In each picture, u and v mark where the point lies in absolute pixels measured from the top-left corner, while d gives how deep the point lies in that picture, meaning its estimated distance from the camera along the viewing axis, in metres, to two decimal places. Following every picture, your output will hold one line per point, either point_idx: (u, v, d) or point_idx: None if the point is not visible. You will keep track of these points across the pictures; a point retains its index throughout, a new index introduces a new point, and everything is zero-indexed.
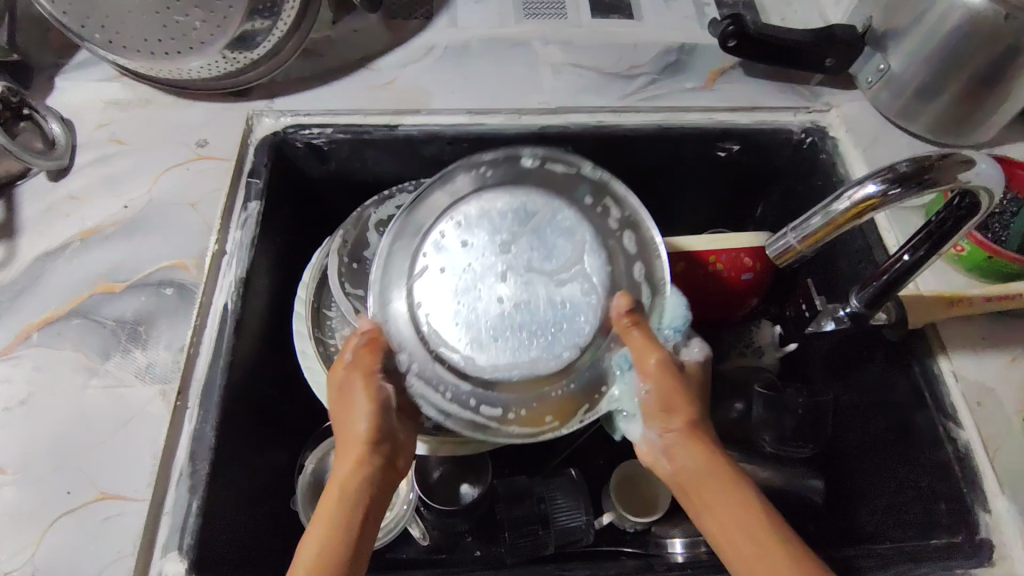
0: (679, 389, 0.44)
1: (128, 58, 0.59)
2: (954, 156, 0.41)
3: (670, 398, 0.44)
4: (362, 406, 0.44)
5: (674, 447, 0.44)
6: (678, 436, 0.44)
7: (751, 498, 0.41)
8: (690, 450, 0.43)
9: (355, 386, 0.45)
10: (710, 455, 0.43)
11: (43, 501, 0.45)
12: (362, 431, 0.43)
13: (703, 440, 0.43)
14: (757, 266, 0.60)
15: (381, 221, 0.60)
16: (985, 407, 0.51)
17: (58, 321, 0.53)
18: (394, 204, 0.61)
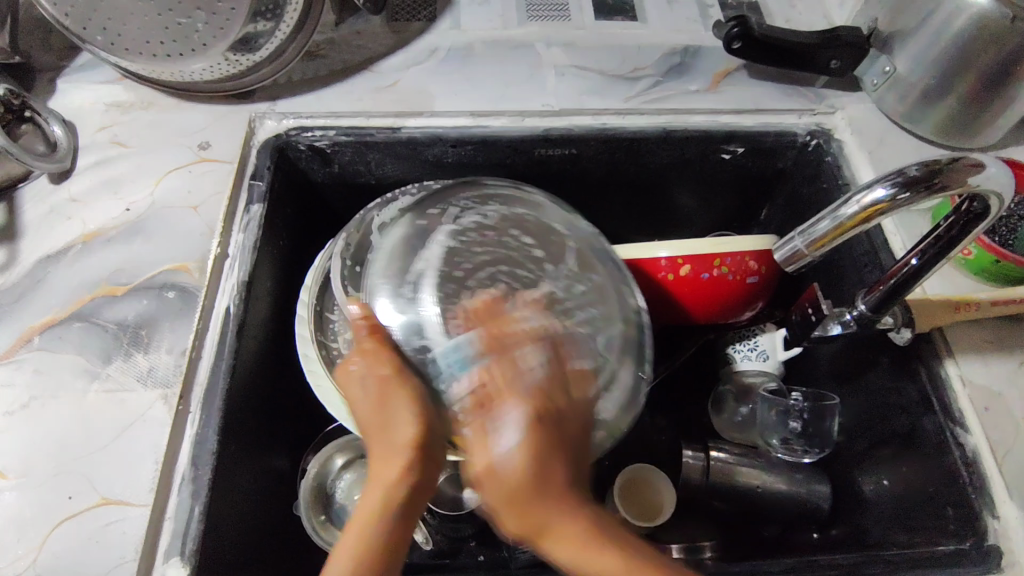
0: (550, 496, 0.36)
1: (131, 60, 0.59)
2: (964, 159, 0.40)
3: (509, 465, 0.37)
4: (405, 413, 0.42)
5: (552, 522, 0.36)
6: (555, 510, 0.36)
7: (612, 544, 0.36)
8: (541, 517, 0.36)
9: (391, 391, 0.43)
10: (554, 504, 0.36)
11: (44, 506, 0.45)
12: (402, 437, 0.41)
13: (565, 523, 0.36)
14: (762, 269, 0.60)
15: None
16: (993, 411, 0.50)
17: (59, 324, 0.52)
18: (397, 206, 0.61)
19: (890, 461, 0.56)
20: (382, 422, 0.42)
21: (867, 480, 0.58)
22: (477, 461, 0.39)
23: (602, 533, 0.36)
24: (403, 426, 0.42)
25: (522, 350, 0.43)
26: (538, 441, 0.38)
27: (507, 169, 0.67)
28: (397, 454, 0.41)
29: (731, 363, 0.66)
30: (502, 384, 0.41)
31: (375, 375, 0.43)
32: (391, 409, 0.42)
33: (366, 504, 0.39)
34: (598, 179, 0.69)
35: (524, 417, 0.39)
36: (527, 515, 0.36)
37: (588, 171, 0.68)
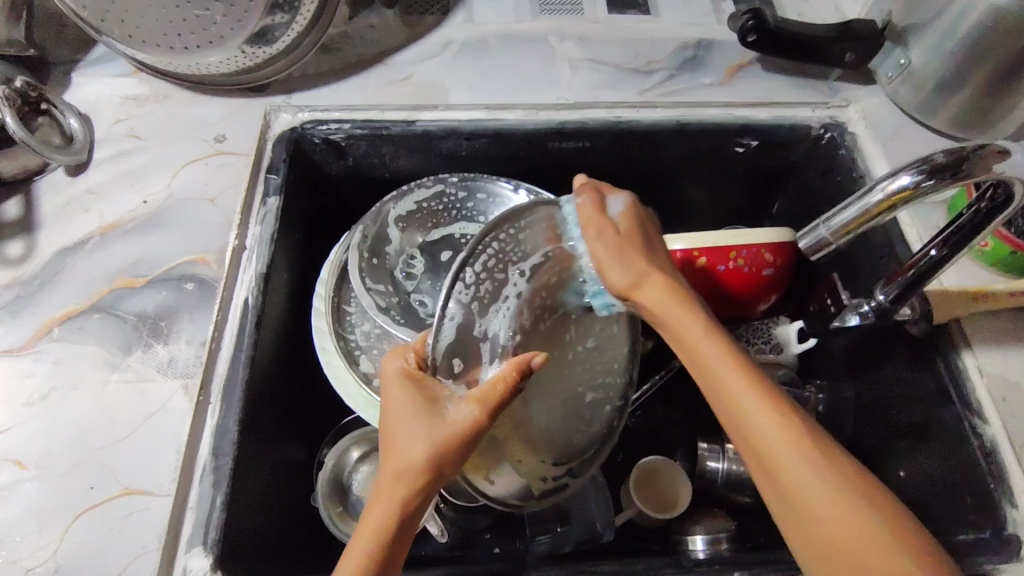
0: (637, 246, 0.45)
1: (148, 53, 0.59)
2: (991, 147, 0.40)
3: (620, 267, 0.43)
4: (427, 437, 0.38)
5: (656, 297, 0.43)
6: (656, 282, 0.43)
7: (774, 411, 0.38)
8: (733, 388, 0.39)
9: (424, 408, 0.39)
10: (699, 333, 0.41)
11: (67, 495, 0.45)
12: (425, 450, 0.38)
13: (708, 351, 0.40)
14: (778, 262, 0.60)
15: (401, 216, 0.61)
16: (1011, 401, 0.50)
17: (79, 315, 0.52)
18: (412, 200, 0.61)
19: (907, 452, 0.56)
20: (407, 430, 0.39)
21: (882, 473, 0.58)
22: (585, 230, 0.45)
23: (766, 387, 0.39)
24: (419, 445, 0.38)
25: (625, 201, 0.46)
26: (667, 278, 0.44)
27: (522, 162, 0.67)
28: (409, 473, 0.38)
29: None
30: (625, 217, 0.46)
31: (455, 409, 0.38)
32: (438, 429, 0.38)
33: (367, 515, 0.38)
34: (612, 172, 0.69)
35: (628, 204, 0.46)
36: (621, 242, 0.44)
37: (601, 164, 0.67)
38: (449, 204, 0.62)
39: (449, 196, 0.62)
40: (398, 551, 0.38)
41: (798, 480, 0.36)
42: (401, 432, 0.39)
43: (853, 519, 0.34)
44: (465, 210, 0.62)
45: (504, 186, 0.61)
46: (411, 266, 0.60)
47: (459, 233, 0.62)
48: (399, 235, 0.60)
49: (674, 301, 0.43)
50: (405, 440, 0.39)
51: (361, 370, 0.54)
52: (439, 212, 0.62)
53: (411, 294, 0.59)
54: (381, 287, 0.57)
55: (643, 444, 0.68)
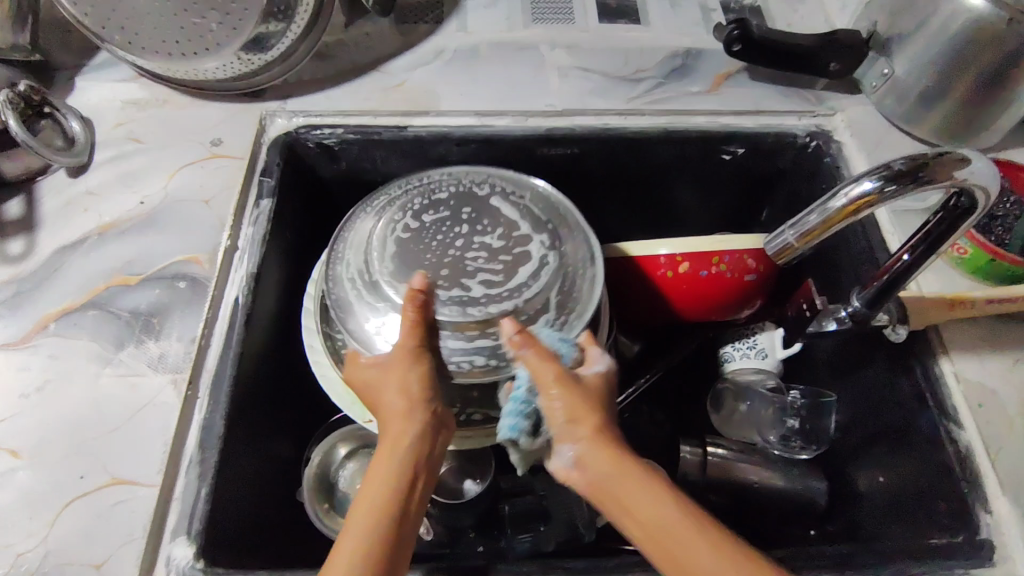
0: (597, 437, 0.41)
1: (149, 59, 0.61)
2: (950, 154, 0.41)
3: (578, 416, 0.42)
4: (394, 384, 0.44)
5: (601, 466, 0.40)
6: (593, 442, 0.41)
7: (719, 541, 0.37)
8: (684, 538, 0.37)
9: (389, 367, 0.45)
10: (632, 482, 0.39)
11: (57, 484, 0.47)
12: (402, 402, 0.44)
13: (653, 513, 0.38)
14: (760, 267, 0.60)
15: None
16: (986, 408, 0.51)
17: (74, 312, 0.54)
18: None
19: (885, 458, 0.56)
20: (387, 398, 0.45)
21: (862, 477, 0.59)
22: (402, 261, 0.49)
23: (706, 527, 0.38)
24: (399, 387, 0.44)
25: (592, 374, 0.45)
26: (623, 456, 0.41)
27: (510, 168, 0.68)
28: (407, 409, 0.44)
29: (728, 362, 0.66)
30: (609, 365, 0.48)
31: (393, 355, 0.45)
32: (398, 372, 0.44)
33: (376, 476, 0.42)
34: (600, 179, 0.69)
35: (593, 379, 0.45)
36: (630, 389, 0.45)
37: (590, 171, 0.68)
38: None
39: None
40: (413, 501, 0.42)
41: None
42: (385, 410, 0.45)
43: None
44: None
45: None
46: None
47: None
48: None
49: (617, 471, 0.40)
50: (388, 390, 0.44)
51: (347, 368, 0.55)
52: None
53: None
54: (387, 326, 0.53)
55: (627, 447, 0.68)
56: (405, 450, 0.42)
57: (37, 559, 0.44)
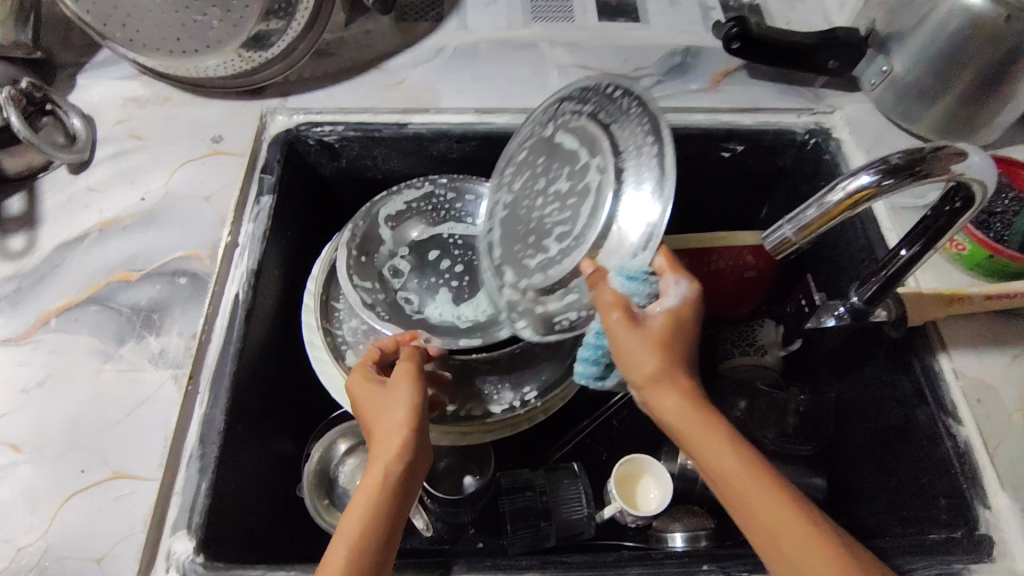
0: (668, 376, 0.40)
1: (150, 57, 0.61)
2: (946, 148, 0.41)
3: (641, 359, 0.40)
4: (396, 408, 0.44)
5: (669, 404, 0.40)
6: (664, 384, 0.40)
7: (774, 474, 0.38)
8: (746, 485, 0.37)
9: (394, 390, 0.46)
10: (702, 425, 0.39)
11: (58, 478, 0.47)
12: (408, 419, 0.43)
13: (719, 455, 0.38)
14: (760, 264, 0.61)
15: (390, 216, 0.63)
16: (985, 404, 0.51)
17: (75, 307, 0.54)
18: (401, 200, 0.63)
19: (884, 454, 0.56)
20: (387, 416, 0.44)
21: (861, 473, 0.59)
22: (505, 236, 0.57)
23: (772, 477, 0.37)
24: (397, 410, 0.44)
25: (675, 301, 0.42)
26: (688, 388, 0.40)
27: None
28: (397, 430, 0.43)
29: (727, 358, 0.66)
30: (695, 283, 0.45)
31: (400, 377, 0.46)
32: (404, 392, 0.45)
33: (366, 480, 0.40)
34: None
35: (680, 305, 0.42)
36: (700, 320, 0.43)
37: None
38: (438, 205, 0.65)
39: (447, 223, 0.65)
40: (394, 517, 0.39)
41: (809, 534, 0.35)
42: (383, 425, 0.44)
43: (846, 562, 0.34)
44: (454, 210, 0.64)
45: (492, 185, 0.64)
46: (397, 263, 0.62)
47: (444, 233, 0.65)
48: (390, 234, 0.63)
49: (685, 412, 0.39)
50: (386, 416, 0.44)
51: (347, 365, 0.55)
52: (428, 212, 0.64)
53: (398, 291, 0.61)
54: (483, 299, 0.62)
55: (627, 444, 0.68)
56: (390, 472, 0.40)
57: (38, 552, 0.44)
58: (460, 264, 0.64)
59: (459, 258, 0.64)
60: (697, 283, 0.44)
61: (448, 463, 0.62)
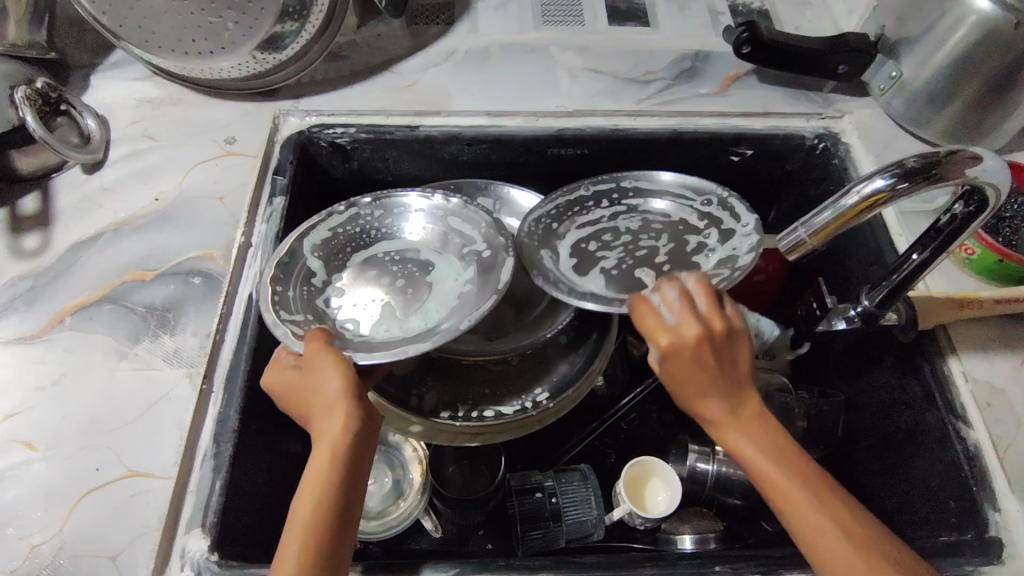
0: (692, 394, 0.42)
1: (164, 57, 0.62)
2: (961, 152, 0.42)
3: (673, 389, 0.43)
4: (327, 390, 0.42)
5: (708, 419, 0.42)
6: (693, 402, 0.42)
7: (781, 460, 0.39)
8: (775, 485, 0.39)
9: (317, 372, 0.42)
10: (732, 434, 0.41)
11: (73, 476, 0.47)
12: (342, 391, 0.41)
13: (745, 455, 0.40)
14: (768, 269, 0.65)
15: (317, 244, 0.54)
16: (995, 407, 0.51)
17: (89, 306, 0.55)
18: (326, 227, 0.55)
19: (895, 457, 0.56)
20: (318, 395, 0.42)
21: (872, 477, 0.59)
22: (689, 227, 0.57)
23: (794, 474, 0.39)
24: (329, 391, 0.41)
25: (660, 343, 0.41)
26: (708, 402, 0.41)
27: (520, 168, 0.68)
28: (335, 411, 0.41)
29: None
30: (686, 319, 0.41)
31: (320, 358, 0.43)
32: (323, 371, 0.42)
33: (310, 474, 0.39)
34: None
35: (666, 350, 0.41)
36: (680, 366, 0.41)
37: (600, 172, 0.69)
38: (367, 226, 0.57)
39: (544, 219, 0.57)
40: (344, 514, 0.39)
41: (805, 514, 0.37)
42: (321, 401, 0.42)
43: (837, 539, 0.36)
44: (384, 227, 0.57)
45: (511, 192, 0.64)
46: (334, 291, 0.53)
47: (384, 253, 0.56)
48: (322, 262, 0.54)
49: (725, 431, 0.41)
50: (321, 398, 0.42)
51: None
52: (358, 235, 0.57)
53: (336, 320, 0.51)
54: (429, 304, 0.52)
55: (635, 446, 0.69)
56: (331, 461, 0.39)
57: (54, 549, 0.44)
58: (399, 278, 0.54)
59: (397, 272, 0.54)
60: (665, 342, 0.40)
61: (456, 467, 0.63)
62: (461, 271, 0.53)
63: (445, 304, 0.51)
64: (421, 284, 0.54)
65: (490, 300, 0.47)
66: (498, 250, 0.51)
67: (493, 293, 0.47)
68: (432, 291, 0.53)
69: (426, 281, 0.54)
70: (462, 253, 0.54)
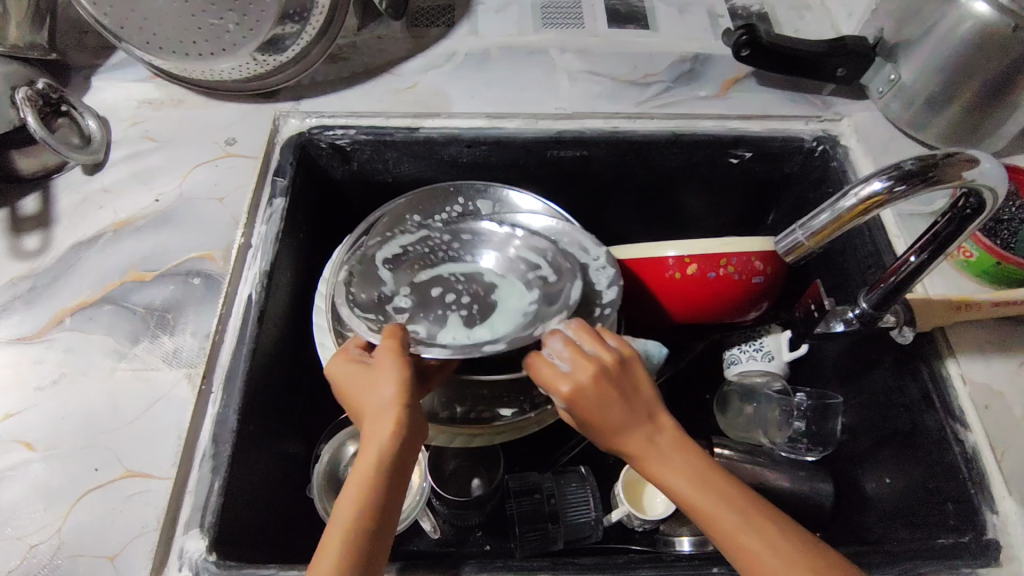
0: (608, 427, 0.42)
1: (164, 59, 0.62)
2: (958, 155, 0.42)
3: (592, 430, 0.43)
4: (383, 387, 0.43)
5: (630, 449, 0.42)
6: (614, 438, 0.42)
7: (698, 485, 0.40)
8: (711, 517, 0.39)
9: (378, 371, 0.43)
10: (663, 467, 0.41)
11: (71, 476, 0.47)
12: (397, 394, 0.42)
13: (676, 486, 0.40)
14: (768, 269, 0.61)
15: (388, 258, 0.58)
16: (993, 410, 0.51)
17: (89, 307, 0.55)
18: (396, 244, 0.59)
19: (892, 459, 0.56)
20: (369, 397, 0.43)
21: (870, 479, 0.59)
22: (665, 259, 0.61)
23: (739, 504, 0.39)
24: (385, 390, 0.42)
25: (564, 385, 0.42)
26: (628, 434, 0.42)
27: (520, 170, 0.68)
28: (388, 409, 0.42)
29: (735, 364, 0.67)
30: (580, 363, 0.42)
31: (385, 357, 0.44)
32: (386, 371, 0.43)
33: (357, 469, 0.40)
34: (609, 182, 0.70)
35: (569, 390, 0.42)
36: (587, 408, 0.42)
37: (599, 174, 0.69)
38: (434, 246, 0.60)
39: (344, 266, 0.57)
40: (387, 513, 0.40)
41: (741, 541, 0.37)
42: (373, 399, 0.43)
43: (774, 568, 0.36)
44: (453, 252, 0.60)
45: (510, 195, 0.63)
46: (398, 300, 0.56)
47: (447, 272, 0.59)
48: (390, 275, 0.58)
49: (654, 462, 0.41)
50: (373, 398, 0.43)
51: None
52: (423, 256, 0.59)
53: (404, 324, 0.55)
54: (495, 323, 0.55)
55: None
56: (382, 458, 0.40)
57: (53, 550, 0.44)
58: (466, 295, 0.58)
59: (463, 289, 0.58)
60: (567, 385, 0.42)
61: (454, 467, 0.62)
62: (526, 292, 0.57)
63: (509, 321, 0.55)
64: (487, 303, 0.57)
65: (557, 314, 0.51)
66: (564, 274, 0.55)
67: (562, 309, 0.51)
68: (496, 309, 0.56)
69: (490, 300, 0.57)
70: (526, 275, 0.57)
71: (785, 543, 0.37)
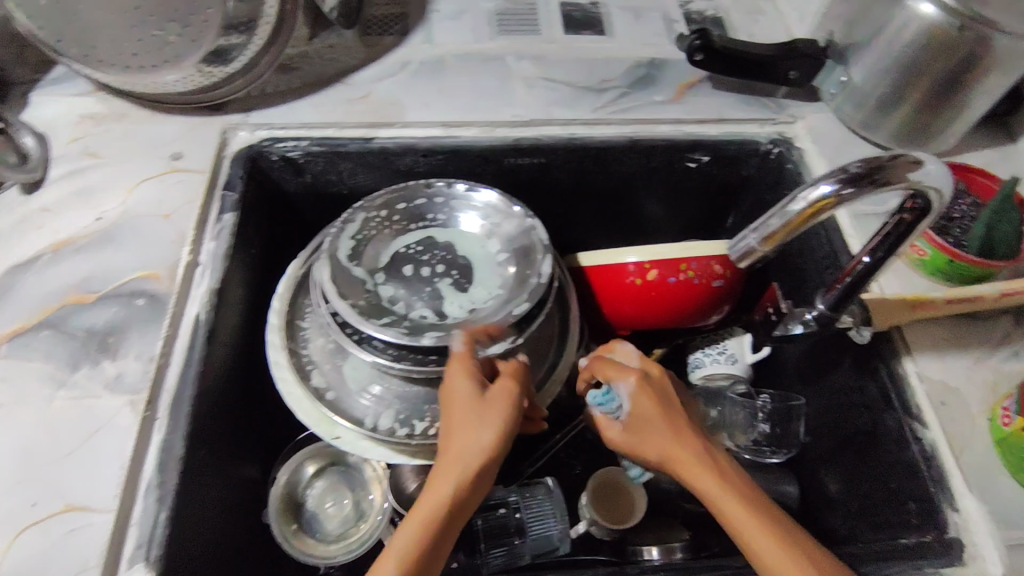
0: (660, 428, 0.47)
1: (104, 72, 0.60)
2: (903, 157, 0.42)
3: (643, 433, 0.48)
4: (486, 426, 0.45)
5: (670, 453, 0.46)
6: (664, 436, 0.47)
7: (740, 494, 0.43)
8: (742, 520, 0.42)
9: (480, 409, 0.46)
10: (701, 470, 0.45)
11: (6, 514, 0.45)
12: (493, 439, 0.45)
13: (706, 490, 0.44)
14: (728, 273, 0.61)
15: (350, 255, 0.57)
16: (950, 406, 0.51)
17: (27, 332, 0.52)
18: (349, 237, 0.58)
19: (855, 459, 0.57)
20: (474, 428, 0.45)
21: (832, 480, 0.59)
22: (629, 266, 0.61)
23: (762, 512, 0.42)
24: (487, 428, 0.45)
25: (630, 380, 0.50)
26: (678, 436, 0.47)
27: (479, 179, 0.68)
28: (480, 449, 0.44)
29: (700, 367, 0.67)
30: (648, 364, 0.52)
31: (498, 392, 0.46)
32: (496, 412, 0.46)
33: (431, 497, 0.43)
34: (569, 187, 0.69)
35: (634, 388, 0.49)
36: (646, 402, 0.49)
37: (558, 180, 0.68)
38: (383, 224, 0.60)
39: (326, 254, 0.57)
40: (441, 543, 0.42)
41: (767, 546, 0.40)
42: (464, 428, 0.45)
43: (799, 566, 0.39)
44: (398, 227, 0.60)
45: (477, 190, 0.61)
46: (386, 292, 0.57)
47: (405, 246, 0.60)
48: (362, 270, 0.57)
49: (692, 465, 0.45)
50: (466, 430, 0.45)
51: (313, 385, 0.54)
52: (381, 235, 0.59)
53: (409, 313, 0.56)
54: (482, 278, 0.58)
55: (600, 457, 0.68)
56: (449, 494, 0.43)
57: None
58: (439, 264, 0.60)
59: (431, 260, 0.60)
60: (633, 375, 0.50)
61: None
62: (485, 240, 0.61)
63: (494, 271, 0.59)
64: (461, 264, 0.60)
65: (542, 260, 0.55)
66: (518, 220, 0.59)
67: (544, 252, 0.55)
68: (474, 268, 0.59)
69: (461, 262, 0.60)
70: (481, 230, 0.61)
71: (808, 545, 0.41)
